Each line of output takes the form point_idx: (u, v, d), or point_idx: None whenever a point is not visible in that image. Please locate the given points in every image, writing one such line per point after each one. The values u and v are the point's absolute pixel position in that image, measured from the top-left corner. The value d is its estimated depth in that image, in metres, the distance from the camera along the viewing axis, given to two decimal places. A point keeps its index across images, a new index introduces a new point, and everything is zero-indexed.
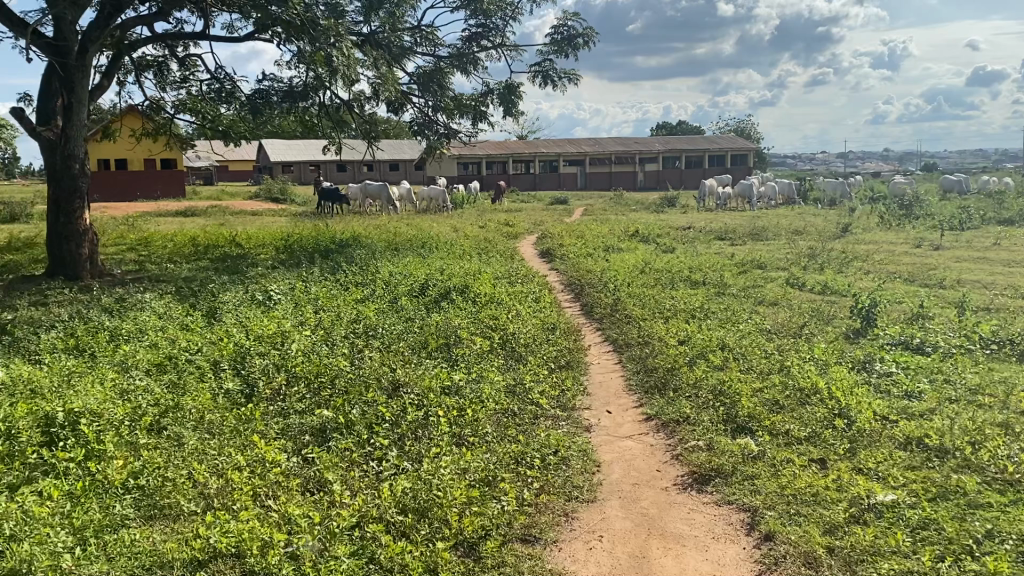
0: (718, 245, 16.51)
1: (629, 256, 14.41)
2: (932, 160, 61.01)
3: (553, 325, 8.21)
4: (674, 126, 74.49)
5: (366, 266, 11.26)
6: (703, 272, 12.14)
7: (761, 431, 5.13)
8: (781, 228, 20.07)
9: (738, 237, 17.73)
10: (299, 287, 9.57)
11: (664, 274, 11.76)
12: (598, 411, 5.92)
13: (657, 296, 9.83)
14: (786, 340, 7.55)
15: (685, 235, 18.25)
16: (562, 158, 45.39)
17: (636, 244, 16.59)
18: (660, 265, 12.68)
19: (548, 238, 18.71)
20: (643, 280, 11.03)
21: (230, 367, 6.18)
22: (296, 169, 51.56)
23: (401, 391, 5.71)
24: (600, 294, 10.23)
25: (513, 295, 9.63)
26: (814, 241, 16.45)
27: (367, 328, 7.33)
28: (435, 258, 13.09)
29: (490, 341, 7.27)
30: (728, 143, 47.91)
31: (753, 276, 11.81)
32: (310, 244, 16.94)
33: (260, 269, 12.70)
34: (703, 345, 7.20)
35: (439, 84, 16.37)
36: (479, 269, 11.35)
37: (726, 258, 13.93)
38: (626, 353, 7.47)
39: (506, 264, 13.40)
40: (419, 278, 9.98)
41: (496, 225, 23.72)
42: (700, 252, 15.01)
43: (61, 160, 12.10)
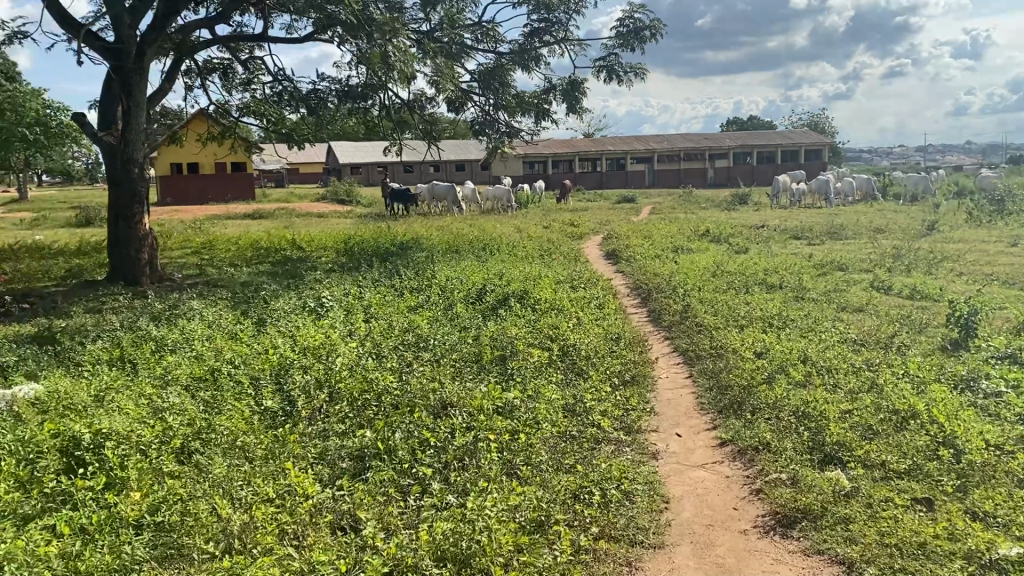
0: (795, 245, 15.65)
1: (700, 257, 13.72)
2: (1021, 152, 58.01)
3: (617, 335, 7.67)
4: (745, 122, 72.70)
5: (423, 271, 10.88)
6: (779, 275, 11.41)
7: (854, 463, 4.51)
8: (861, 226, 19.00)
9: (815, 237, 16.82)
10: (353, 293, 9.24)
11: (737, 278, 11.06)
12: (666, 434, 5.37)
13: (730, 301, 9.18)
14: (874, 352, 6.86)
15: (758, 234, 17.41)
16: (629, 156, 44.54)
17: (707, 245, 15.86)
18: (732, 268, 11.98)
19: (614, 238, 18.10)
20: (714, 284, 10.37)
21: (271, 382, 5.83)
22: (363, 170, 51.91)
23: (450, 412, 5.26)
24: (669, 299, 9.63)
25: (575, 302, 9.11)
26: (899, 240, 15.44)
27: (418, 340, 6.92)
28: (495, 261, 12.65)
29: (548, 354, 6.78)
30: (802, 137, 46.31)
31: (834, 279, 11.03)
32: (370, 247, 16.72)
33: (317, 273, 12.46)
34: (782, 358, 6.57)
35: (501, 82, 15.94)
36: (541, 273, 10.85)
37: (802, 259, 13.13)
38: (697, 366, 6.89)
39: (569, 267, 12.89)
40: (476, 283, 9.54)
41: (561, 225, 23.19)
42: (775, 253, 14.22)
43: (120, 165, 12.05)
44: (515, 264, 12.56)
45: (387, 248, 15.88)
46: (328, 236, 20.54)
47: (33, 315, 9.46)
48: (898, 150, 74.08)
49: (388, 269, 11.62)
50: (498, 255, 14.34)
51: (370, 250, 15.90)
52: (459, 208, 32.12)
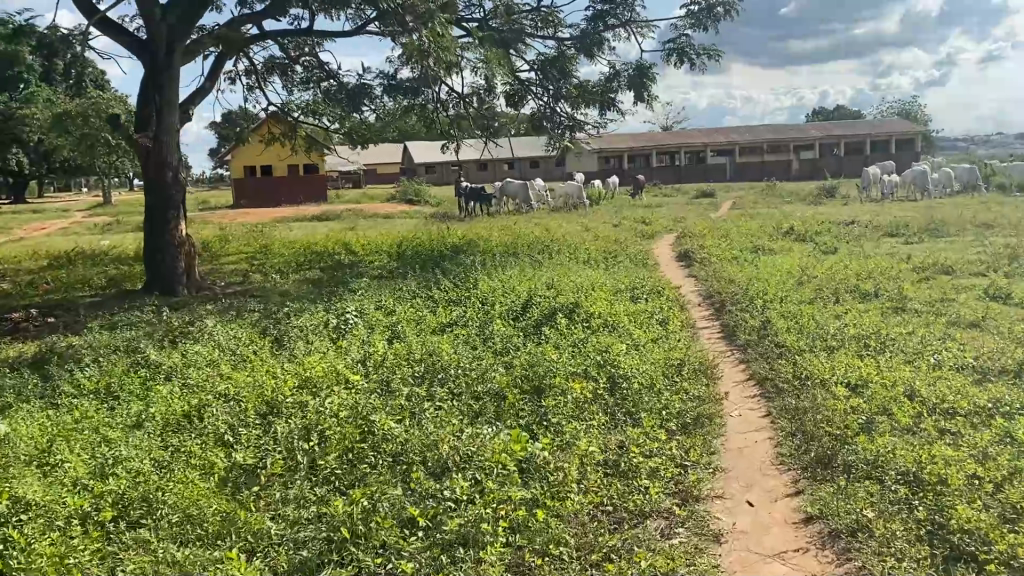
0: (891, 244, 14.05)
1: (782, 259, 12.33)
2: None
3: (681, 360, 6.49)
4: (831, 112, 69.60)
5: (468, 279, 9.88)
6: (873, 280, 10.02)
7: (992, 566, 3.27)
8: (966, 221, 17.16)
9: (912, 235, 15.21)
10: (385, 307, 8.32)
11: (824, 285, 9.71)
12: (733, 503, 4.20)
13: (817, 316, 7.88)
14: (1002, 387, 5.53)
15: (846, 232, 15.87)
16: (708, 149, 42.69)
17: (790, 244, 14.40)
18: (819, 273, 10.61)
19: (688, 237, 16.77)
20: (798, 294, 9.05)
21: (255, 427, 4.90)
22: (439, 169, 51.53)
23: (456, 473, 4.22)
24: (745, 312, 8.38)
25: (635, 316, 7.96)
26: (1011, 237, 13.68)
27: (442, 371, 5.90)
28: (553, 268, 11.56)
29: (594, 387, 5.67)
30: (895, 126, 43.63)
31: (940, 286, 9.58)
32: (425, 250, 15.85)
33: (360, 281, 11.60)
34: (883, 395, 5.31)
35: (562, 71, 14.82)
36: (599, 282, 9.71)
37: (900, 260, 11.65)
38: (777, 403, 5.66)
39: (635, 272, 11.72)
40: (523, 296, 8.47)
41: (632, 223, 21.92)
42: (867, 254, 12.73)
43: (155, 169, 11.42)
44: (575, 270, 11.46)
45: (442, 252, 14.99)
46: (387, 238, 19.79)
47: (49, 332, 8.84)
48: (998, 137, 69.75)
49: (433, 276, 10.67)
50: (558, 259, 13.27)
51: (425, 253, 15.04)
52: (529, 207, 31.07)
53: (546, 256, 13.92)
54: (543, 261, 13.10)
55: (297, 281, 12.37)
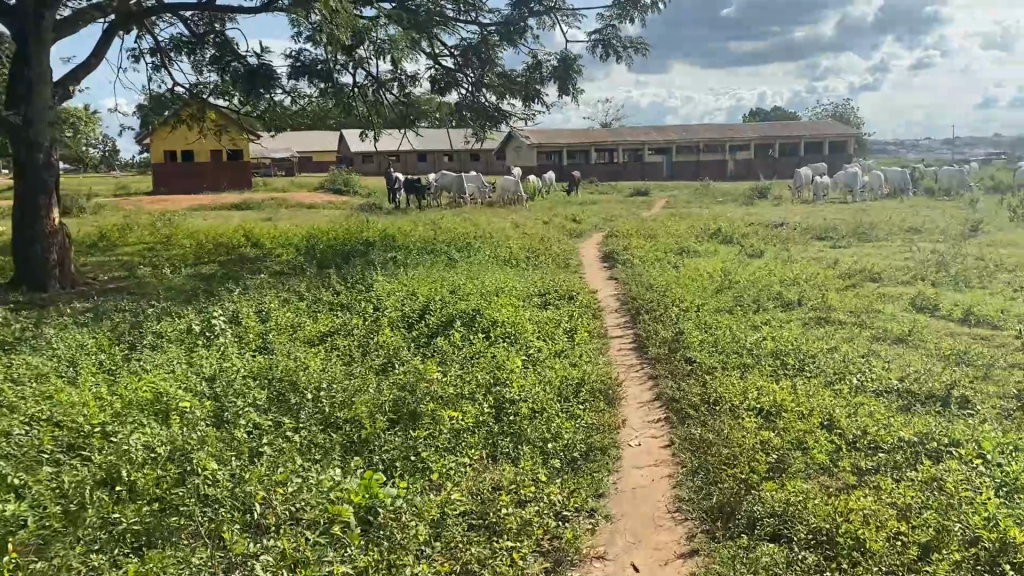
0: (818, 248, 13.68)
1: (707, 263, 11.80)
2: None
3: (580, 377, 5.79)
4: (766, 113, 70.33)
5: (366, 279, 9.03)
6: (798, 288, 9.52)
7: None
8: (894, 225, 16.97)
9: (839, 238, 14.88)
10: (264, 313, 7.43)
11: (746, 292, 9.16)
12: (616, 568, 3.54)
13: (735, 328, 7.27)
14: (927, 418, 4.96)
15: (774, 234, 15.49)
16: (645, 146, 42.35)
17: (717, 246, 13.92)
18: (742, 278, 10.08)
19: (615, 237, 16.21)
20: (718, 301, 8.45)
21: (49, 469, 4.03)
22: (377, 159, 50.29)
23: (280, 534, 3.46)
24: (660, 322, 7.72)
25: (540, 323, 7.24)
26: (937, 243, 13.43)
27: (302, 394, 5.09)
28: (466, 268, 10.78)
29: (474, 411, 4.92)
30: (827, 128, 44.04)
31: (866, 295, 9.11)
32: (337, 244, 14.95)
33: (254, 280, 10.67)
34: (797, 427, 4.69)
35: (484, 59, 14.05)
36: (509, 285, 8.97)
37: (826, 266, 11.22)
38: (681, 430, 4.99)
39: (553, 274, 11.04)
40: (419, 300, 7.66)
41: (561, 220, 21.30)
42: (793, 259, 12.29)
43: (24, 151, 10.29)
44: (490, 271, 10.72)
45: (354, 246, 14.13)
46: (304, 230, 18.80)
47: None
48: (924, 141, 71.39)
49: (332, 275, 9.79)
50: (474, 258, 12.56)
51: (336, 248, 14.16)
52: (462, 200, 30.14)
53: (464, 254, 13.18)
54: (458, 259, 12.35)
55: (187, 278, 11.36)
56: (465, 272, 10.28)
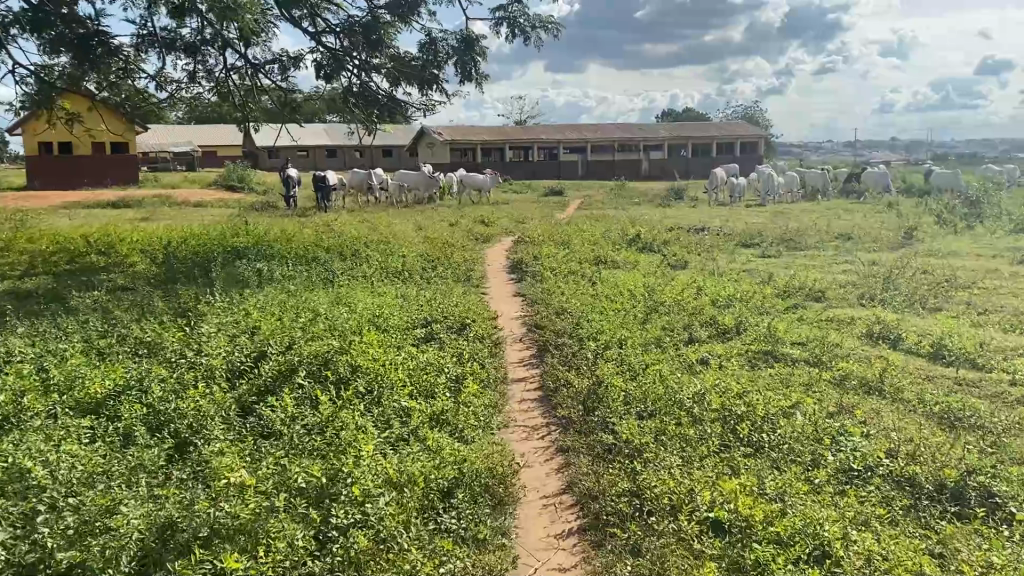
0: (746, 257, 12.39)
1: (627, 276, 10.29)
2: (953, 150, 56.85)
3: (461, 460, 4.09)
4: (678, 115, 70.49)
5: (208, 303, 7.08)
6: (738, 310, 8.07)
7: None
8: (820, 231, 15.93)
9: (769, 246, 13.63)
10: (39, 362, 5.42)
11: (677, 317, 7.63)
12: None
13: (668, 373, 5.66)
14: (949, 539, 3.45)
15: (698, 241, 14.16)
16: (561, 145, 40.99)
17: (637, 255, 12.47)
18: (671, 297, 8.58)
19: (525, 243, 14.64)
20: (644, 333, 6.86)
21: None
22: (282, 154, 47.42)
23: None
24: (573, 364, 6.07)
25: (417, 370, 5.49)
26: (872, 253, 12.33)
27: (10, 523, 3.21)
28: (345, 287, 8.96)
29: (282, 549, 3.17)
30: (740, 129, 43.70)
31: (816, 320, 7.72)
32: (204, 252, 12.85)
33: (78, 301, 8.55)
34: (776, 565, 3.09)
35: (373, 40, 12.19)
36: (387, 309, 7.18)
37: (761, 282, 9.86)
38: (602, 564, 3.34)
39: (449, 293, 9.29)
40: (259, 339, 5.78)
41: (468, 222, 19.57)
42: (724, 271, 10.90)
43: None
44: (375, 290, 8.90)
45: (222, 255, 12.11)
46: (176, 232, 16.54)
47: None
48: (828, 144, 72.87)
49: (170, 297, 7.77)
50: (359, 270, 10.75)
51: (201, 257, 12.13)
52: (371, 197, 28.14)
53: (349, 265, 11.34)
54: (340, 272, 10.53)
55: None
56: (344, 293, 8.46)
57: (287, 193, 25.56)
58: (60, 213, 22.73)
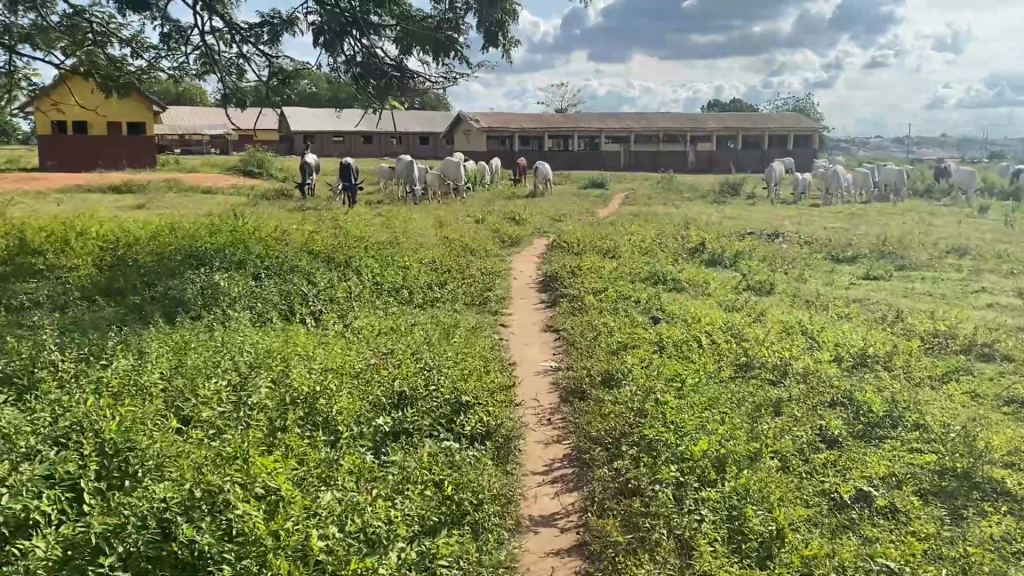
0: (846, 279, 9.67)
1: (698, 308, 7.63)
2: (1016, 146, 53.12)
3: None
4: (725, 105, 67.42)
5: (70, 354, 4.49)
6: (879, 379, 5.39)
7: None
8: (919, 243, 13.13)
9: (868, 263, 10.86)
10: None
11: (794, 399, 4.98)
12: None
13: (826, 558, 3.02)
14: None
15: (776, 254, 11.44)
16: (603, 135, 38.13)
17: (705, 273, 9.80)
18: (773, 350, 5.93)
19: (561, 249, 12.05)
20: (752, 435, 4.22)
21: None
22: (318, 140, 44.00)
23: None
24: (645, 513, 3.45)
25: (347, 539, 2.91)
26: (1009, 278, 9.56)
27: None
28: (314, 328, 6.39)
29: None
30: (794, 121, 40.56)
31: (1007, 405, 5.01)
32: (165, 253, 10.39)
33: None
34: None
35: None
36: (347, 378, 4.58)
37: (887, 323, 7.17)
38: None
39: (455, 331, 6.72)
40: (73, 463, 3.14)
41: (497, 219, 17.02)
42: (827, 303, 8.18)
43: None
44: (353, 331, 6.35)
45: (186, 259, 9.64)
46: (159, 223, 14.16)
47: None
48: (879, 138, 69.64)
49: (39, 334, 5.18)
50: (342, 288, 8.21)
51: (160, 261, 9.67)
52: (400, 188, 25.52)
53: (335, 279, 8.82)
54: (322, 292, 7.97)
55: None
56: (302, 335, 5.92)
57: (302, 181, 23.16)
58: (52, 197, 20.45)
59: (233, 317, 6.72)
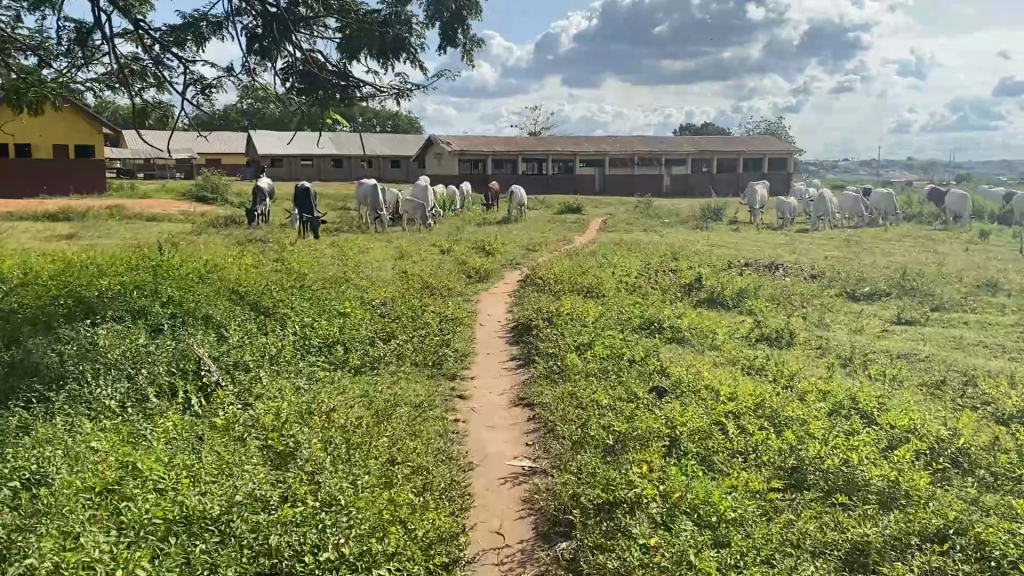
0: (877, 326, 8.07)
1: (714, 374, 5.93)
2: (990, 167, 52.57)
3: None
4: (697, 129, 66.67)
5: None
6: (996, 500, 3.73)
7: None
8: (937, 276, 11.65)
9: (894, 303, 9.27)
10: None
11: (892, 552, 3.29)
12: None
13: None
14: None
15: (785, 291, 9.83)
16: (577, 158, 36.68)
17: (708, 319, 8.13)
18: (834, 451, 4.24)
19: (535, 286, 10.35)
20: None
21: None
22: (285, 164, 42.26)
23: None
24: None
25: None
26: None
27: None
28: (197, 426, 4.58)
29: None
30: (772, 143, 39.43)
31: None
32: (51, 293, 8.51)
33: None
34: None
35: None
36: (190, 548, 2.83)
37: (958, 398, 5.53)
38: None
39: (391, 420, 4.98)
40: None
41: (465, 249, 15.32)
42: (868, 363, 6.53)
43: None
44: (249, 428, 4.60)
45: (72, 308, 7.78)
46: (69, 257, 12.23)
47: None
48: (849, 161, 69.32)
49: None
50: (257, 349, 6.42)
51: (41, 310, 7.80)
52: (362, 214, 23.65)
53: (254, 334, 7.03)
54: (229, 357, 6.15)
55: None
56: (163, 444, 4.13)
57: (252, 207, 21.25)
58: None
59: (86, 408, 4.89)
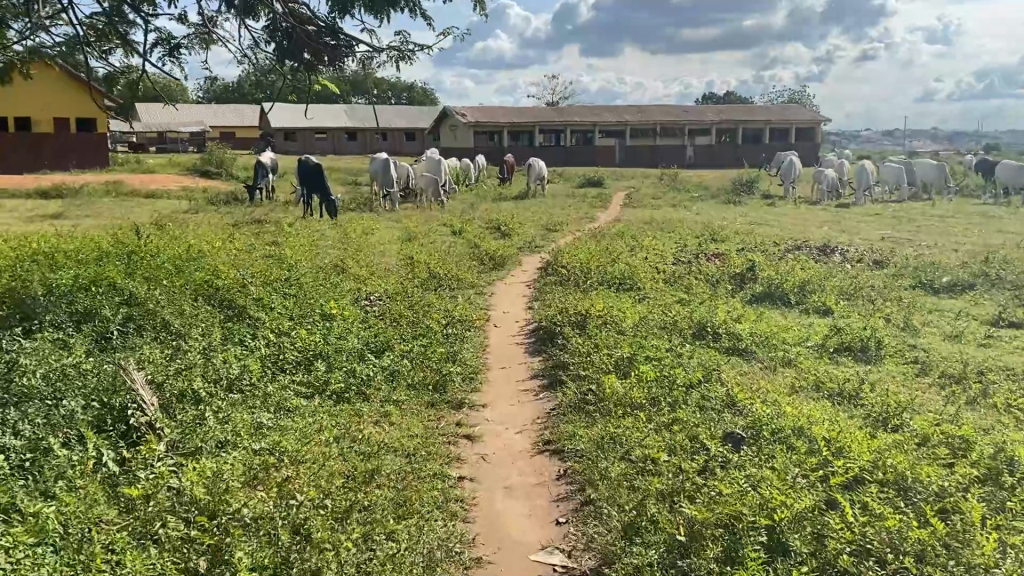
0: (975, 330, 6.63)
1: (798, 408, 4.53)
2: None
3: None
4: (718, 98, 64.67)
5: None
6: None
7: None
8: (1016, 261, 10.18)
9: (985, 299, 7.81)
10: None
11: None
12: None
13: None
14: None
15: (852, 282, 8.39)
16: (598, 128, 35.05)
17: (768, 321, 6.70)
18: (1021, 557, 2.86)
19: (559, 277, 8.96)
20: None
21: None
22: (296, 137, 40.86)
23: None
24: None
25: None
26: None
27: None
28: (95, 508, 3.21)
29: None
30: (801, 112, 37.58)
31: None
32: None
33: None
34: None
35: None
36: None
37: None
38: None
39: (373, 489, 3.66)
40: None
41: (480, 228, 13.97)
42: (988, 389, 5.12)
43: None
44: (170, 506, 3.26)
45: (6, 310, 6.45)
46: (39, 241, 10.92)
47: None
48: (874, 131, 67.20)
49: None
50: (212, 371, 5.07)
51: None
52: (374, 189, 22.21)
53: (217, 346, 5.69)
54: (175, 384, 4.78)
55: None
56: (25, 550, 2.78)
57: (255, 184, 19.89)
58: None
59: None
